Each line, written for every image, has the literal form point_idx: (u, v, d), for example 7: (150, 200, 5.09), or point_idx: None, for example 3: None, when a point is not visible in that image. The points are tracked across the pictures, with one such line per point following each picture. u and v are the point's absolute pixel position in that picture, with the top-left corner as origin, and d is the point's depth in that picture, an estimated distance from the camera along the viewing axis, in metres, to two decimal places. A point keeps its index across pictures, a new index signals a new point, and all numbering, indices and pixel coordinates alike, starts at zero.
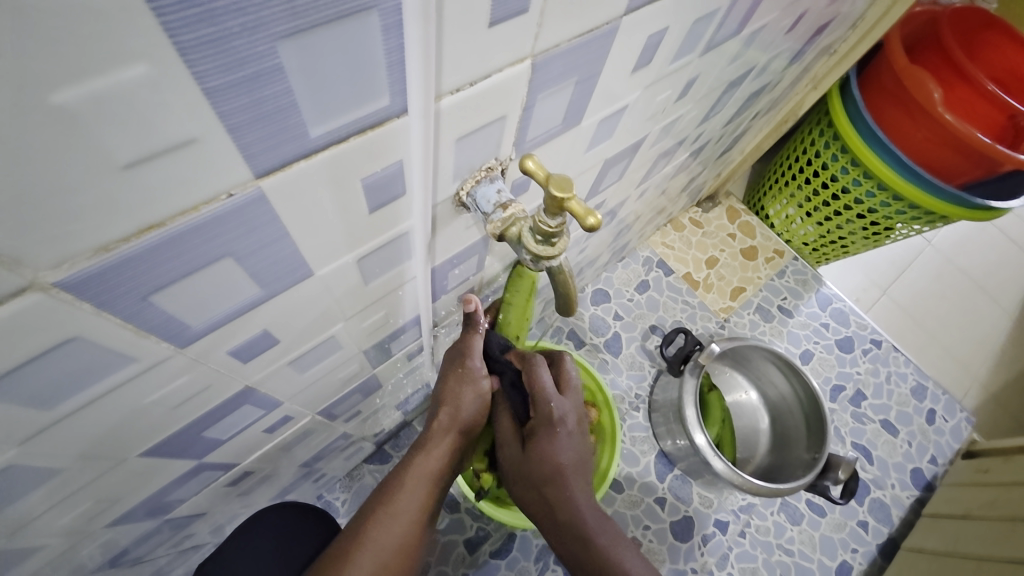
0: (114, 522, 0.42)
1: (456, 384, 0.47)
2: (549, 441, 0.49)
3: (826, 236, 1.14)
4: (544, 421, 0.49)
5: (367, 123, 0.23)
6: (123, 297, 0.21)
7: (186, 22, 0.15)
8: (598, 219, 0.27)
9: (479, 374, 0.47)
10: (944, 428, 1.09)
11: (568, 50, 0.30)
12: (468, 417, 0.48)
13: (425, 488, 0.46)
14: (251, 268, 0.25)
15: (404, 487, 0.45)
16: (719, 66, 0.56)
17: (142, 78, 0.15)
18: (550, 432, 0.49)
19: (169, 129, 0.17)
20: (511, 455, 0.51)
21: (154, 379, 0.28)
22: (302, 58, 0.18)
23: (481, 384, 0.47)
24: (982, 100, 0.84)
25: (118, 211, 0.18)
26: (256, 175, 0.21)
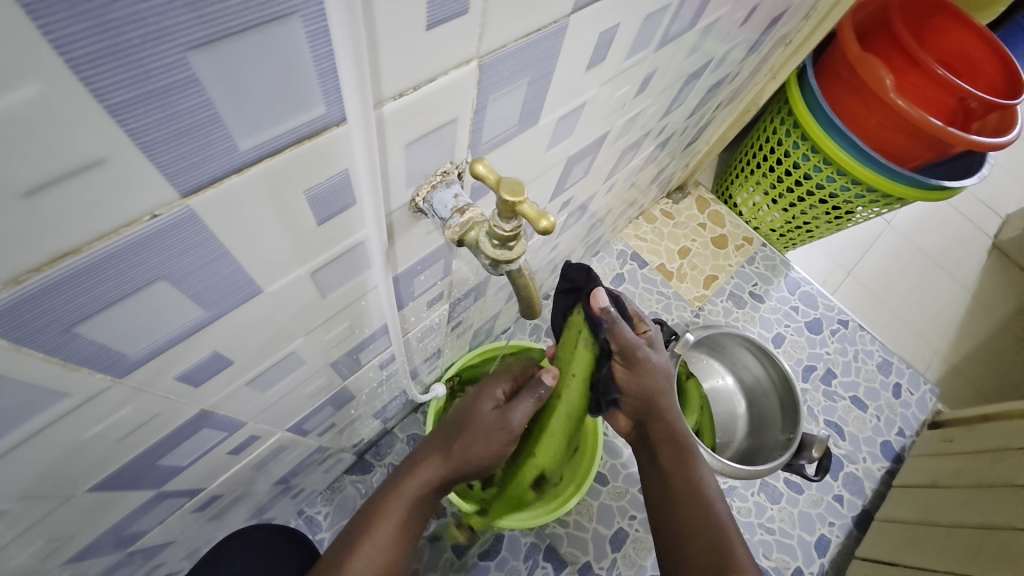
0: (72, 559, 0.40)
1: (474, 425, 0.54)
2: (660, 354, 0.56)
3: (792, 221, 1.17)
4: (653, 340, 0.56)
5: (304, 133, 0.22)
6: (43, 331, 0.20)
7: (76, 35, 0.13)
8: (551, 222, 0.27)
9: (495, 426, 0.54)
10: (910, 401, 1.14)
11: (516, 50, 0.29)
12: (471, 460, 0.54)
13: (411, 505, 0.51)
14: (191, 290, 0.24)
15: (395, 498, 0.51)
16: (678, 59, 0.56)
17: (34, 99, 0.14)
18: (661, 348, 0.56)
19: (72, 151, 0.15)
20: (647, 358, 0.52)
21: (95, 412, 0.26)
22: (218, 69, 0.17)
23: (494, 437, 0.54)
24: (931, 85, 0.87)
25: (25, 241, 0.17)
26: (182, 193, 0.19)
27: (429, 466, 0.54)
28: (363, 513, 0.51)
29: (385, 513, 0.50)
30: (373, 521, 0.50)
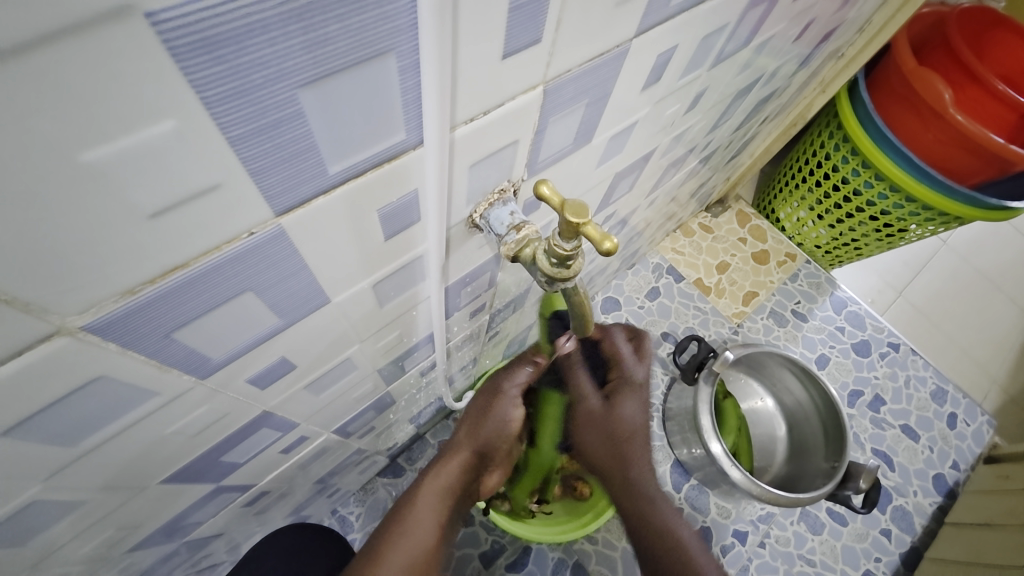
0: (135, 546, 0.43)
1: (485, 403, 0.53)
2: (631, 399, 0.49)
3: (839, 238, 1.13)
4: (628, 383, 0.50)
5: (384, 157, 0.23)
6: (146, 336, 0.21)
7: (210, 79, 0.15)
8: (614, 243, 0.27)
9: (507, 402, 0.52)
10: (966, 433, 1.07)
11: (579, 74, 0.30)
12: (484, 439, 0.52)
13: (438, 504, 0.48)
14: (270, 301, 0.26)
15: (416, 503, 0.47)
16: (729, 76, 0.55)
17: (168, 134, 0.15)
18: (635, 393, 0.50)
19: (191, 177, 0.17)
20: (595, 406, 0.49)
21: (176, 410, 0.28)
22: (321, 103, 0.18)
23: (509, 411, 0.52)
24: (991, 101, 0.83)
25: (143, 257, 0.18)
26: (276, 213, 0.21)
27: (445, 463, 0.50)
28: (379, 530, 0.46)
29: (413, 519, 0.46)
30: (397, 531, 0.45)
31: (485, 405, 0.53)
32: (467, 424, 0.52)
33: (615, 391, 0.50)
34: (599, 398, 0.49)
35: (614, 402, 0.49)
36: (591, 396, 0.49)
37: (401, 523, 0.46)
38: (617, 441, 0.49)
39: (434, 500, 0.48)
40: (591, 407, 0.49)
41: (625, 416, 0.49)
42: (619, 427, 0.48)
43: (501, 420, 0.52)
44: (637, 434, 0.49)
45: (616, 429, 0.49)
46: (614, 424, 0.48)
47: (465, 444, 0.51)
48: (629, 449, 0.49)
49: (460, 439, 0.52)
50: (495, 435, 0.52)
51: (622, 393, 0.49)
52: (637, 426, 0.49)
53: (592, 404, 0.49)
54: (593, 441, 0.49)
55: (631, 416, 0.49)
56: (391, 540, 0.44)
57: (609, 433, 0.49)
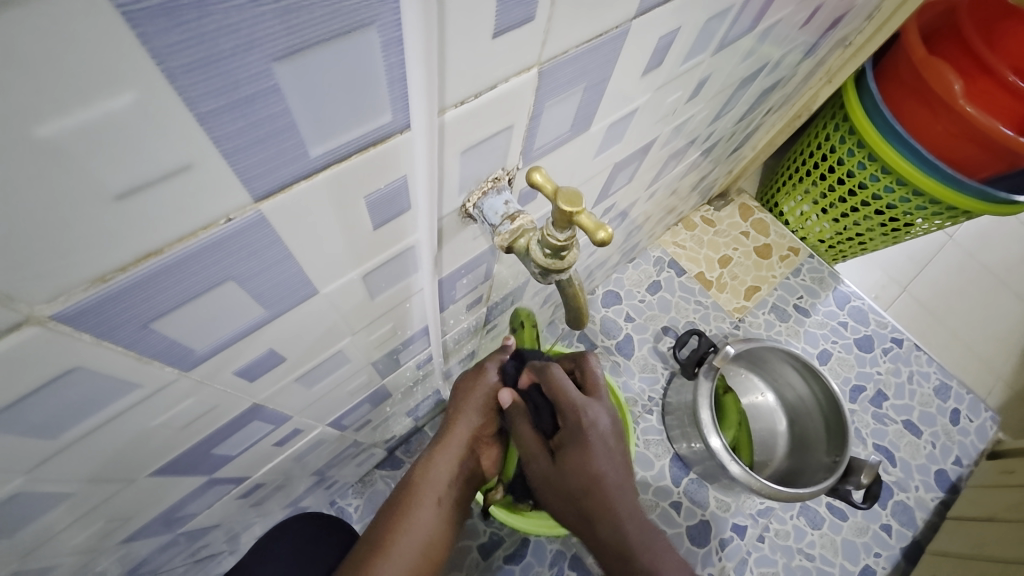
0: (128, 538, 0.42)
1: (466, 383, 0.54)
2: (586, 451, 0.48)
3: (843, 232, 1.11)
4: (580, 436, 0.48)
5: (369, 140, 0.22)
6: (123, 326, 0.21)
7: (174, 47, 0.14)
8: (608, 233, 0.26)
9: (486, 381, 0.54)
10: (968, 428, 1.06)
11: (575, 56, 0.29)
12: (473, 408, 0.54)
13: (434, 499, 0.49)
14: (255, 290, 0.25)
15: (417, 502, 0.48)
16: (732, 63, 0.54)
17: (131, 107, 0.14)
18: (583, 449, 0.48)
19: (160, 156, 0.16)
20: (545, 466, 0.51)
21: (160, 402, 0.27)
22: (299, 79, 0.17)
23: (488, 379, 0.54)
24: (1001, 92, 0.81)
25: (112, 242, 0.17)
26: (255, 198, 0.20)
27: (442, 450, 0.51)
28: (382, 518, 0.48)
29: (416, 506, 0.48)
30: (400, 522, 0.46)
31: (469, 388, 0.54)
32: (455, 405, 0.54)
33: (564, 445, 0.50)
34: (547, 456, 0.51)
35: (568, 457, 0.49)
36: (540, 455, 0.51)
37: (404, 513, 0.47)
38: (581, 492, 0.48)
39: (435, 488, 0.49)
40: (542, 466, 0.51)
41: (585, 468, 0.48)
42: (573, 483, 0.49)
43: (482, 404, 0.54)
44: (601, 486, 0.48)
45: (566, 488, 0.50)
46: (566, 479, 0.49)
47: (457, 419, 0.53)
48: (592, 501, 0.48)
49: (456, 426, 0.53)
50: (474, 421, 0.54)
51: (573, 447, 0.49)
52: (600, 477, 0.48)
53: (543, 461, 0.51)
54: (555, 492, 0.51)
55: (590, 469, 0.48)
56: (397, 530, 0.46)
57: (568, 489, 0.49)
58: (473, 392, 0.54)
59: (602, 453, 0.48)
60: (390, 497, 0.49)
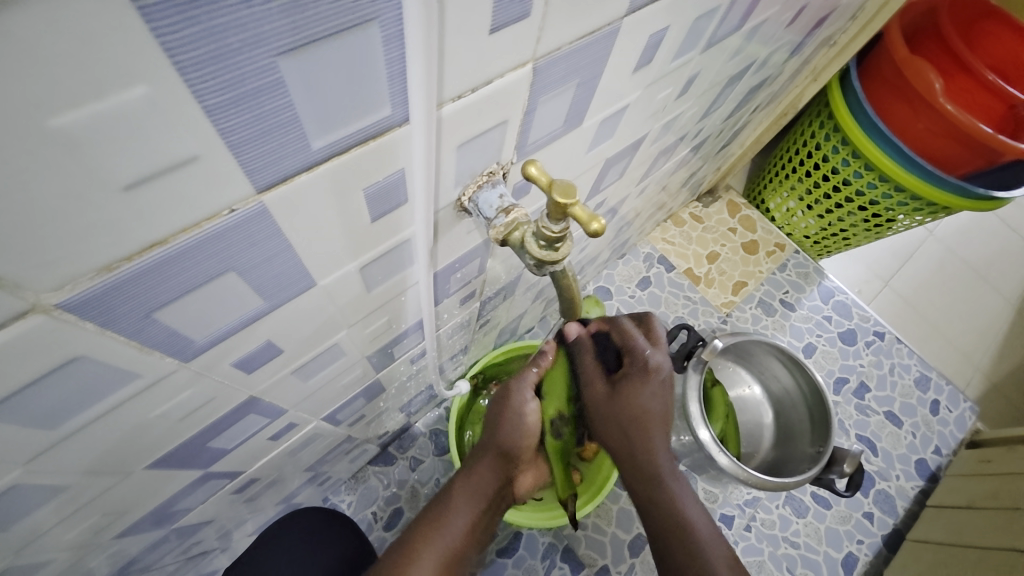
0: (121, 533, 0.42)
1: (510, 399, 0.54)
2: (646, 384, 0.49)
3: (828, 228, 1.14)
4: (641, 370, 0.50)
5: (369, 133, 0.22)
6: (125, 316, 0.21)
7: (183, 41, 0.14)
8: (602, 224, 0.27)
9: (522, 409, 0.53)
10: (948, 419, 1.10)
11: (569, 53, 0.29)
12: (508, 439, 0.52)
13: (470, 508, 0.49)
14: (254, 282, 0.25)
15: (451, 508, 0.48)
16: (720, 62, 0.55)
17: (141, 100, 0.15)
18: (648, 381, 0.49)
19: (168, 149, 0.16)
20: (600, 391, 0.50)
21: (160, 394, 0.28)
22: (302, 73, 0.18)
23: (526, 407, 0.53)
24: (980, 90, 0.84)
25: (118, 232, 0.18)
26: (258, 190, 0.20)
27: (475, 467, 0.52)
28: (421, 520, 0.48)
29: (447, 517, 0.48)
30: (436, 523, 0.47)
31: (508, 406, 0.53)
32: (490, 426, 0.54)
33: (625, 377, 0.50)
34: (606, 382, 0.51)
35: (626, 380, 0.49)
36: (596, 379, 0.51)
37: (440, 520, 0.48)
38: (633, 424, 0.49)
39: (469, 497, 0.50)
40: (598, 392, 0.51)
41: (639, 396, 0.49)
42: (630, 409, 0.49)
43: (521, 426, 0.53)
44: (650, 419, 0.49)
45: (629, 415, 0.49)
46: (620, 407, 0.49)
47: (496, 439, 0.53)
48: (642, 434, 0.49)
49: (494, 441, 0.53)
50: (517, 444, 0.53)
51: (637, 376, 0.49)
52: (653, 413, 0.49)
53: (600, 389, 0.50)
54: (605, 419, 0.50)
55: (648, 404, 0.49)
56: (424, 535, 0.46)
57: (622, 417, 0.49)
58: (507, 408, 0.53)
59: (660, 393, 0.49)
60: (430, 501, 0.50)
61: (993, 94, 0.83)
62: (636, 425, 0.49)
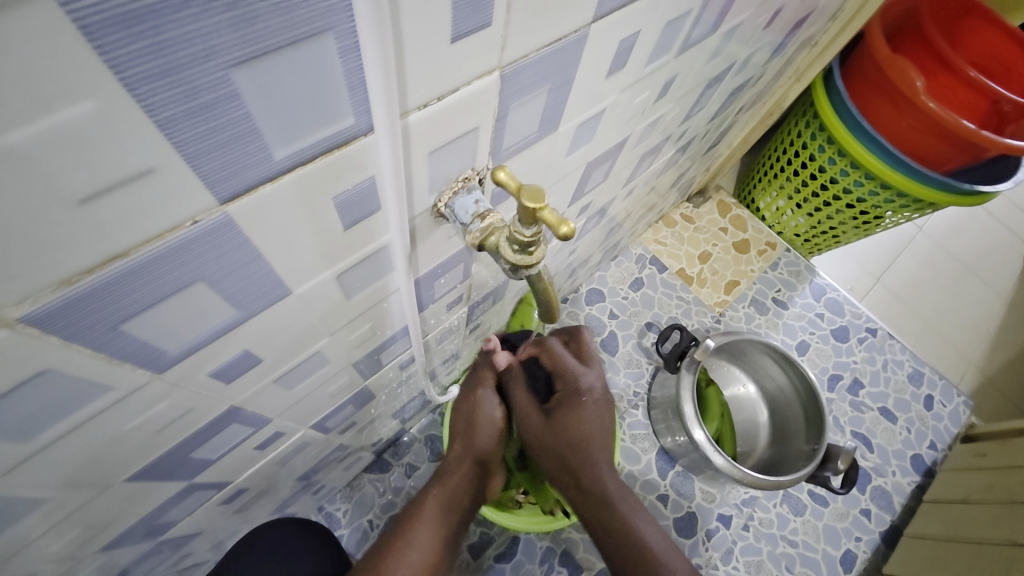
0: (107, 546, 0.42)
1: (470, 411, 0.59)
2: (581, 411, 0.52)
3: (818, 227, 1.14)
4: (574, 394, 0.52)
5: (334, 142, 0.23)
6: (92, 328, 0.21)
7: (131, 56, 0.14)
8: (570, 228, 0.27)
9: (491, 407, 0.58)
10: (943, 414, 1.10)
11: (538, 59, 0.30)
12: (477, 445, 0.59)
13: (439, 519, 0.54)
14: (225, 291, 0.25)
15: (420, 520, 0.53)
16: (699, 63, 0.56)
17: (91, 115, 0.15)
18: (582, 406, 0.52)
19: (123, 162, 0.17)
20: (536, 421, 0.54)
21: (135, 405, 0.28)
22: (257, 84, 0.18)
23: (494, 413, 0.58)
24: (964, 88, 0.84)
25: (79, 245, 0.18)
26: (221, 200, 0.21)
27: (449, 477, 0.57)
28: (394, 526, 0.53)
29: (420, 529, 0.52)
30: (410, 526, 0.52)
31: (471, 420, 0.59)
32: (460, 437, 0.59)
33: (560, 403, 0.53)
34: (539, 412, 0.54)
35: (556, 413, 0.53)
36: (530, 409, 0.54)
37: (412, 521, 0.52)
38: (568, 449, 0.53)
39: (439, 503, 0.55)
40: (534, 422, 0.54)
41: (577, 427, 0.52)
42: (563, 438, 0.53)
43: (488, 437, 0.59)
44: (588, 441, 0.52)
45: (564, 437, 0.52)
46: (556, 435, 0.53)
47: (465, 452, 0.59)
48: (577, 455, 0.53)
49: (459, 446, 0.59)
50: (486, 448, 0.60)
51: (569, 405, 0.52)
52: (587, 434, 0.52)
53: (536, 417, 0.54)
54: (539, 448, 0.55)
55: (585, 425, 0.52)
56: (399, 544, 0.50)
57: (557, 443, 0.53)
58: (478, 420, 0.58)
59: (593, 412, 0.52)
60: (403, 509, 0.55)
61: (976, 90, 0.84)
62: (569, 448, 0.53)
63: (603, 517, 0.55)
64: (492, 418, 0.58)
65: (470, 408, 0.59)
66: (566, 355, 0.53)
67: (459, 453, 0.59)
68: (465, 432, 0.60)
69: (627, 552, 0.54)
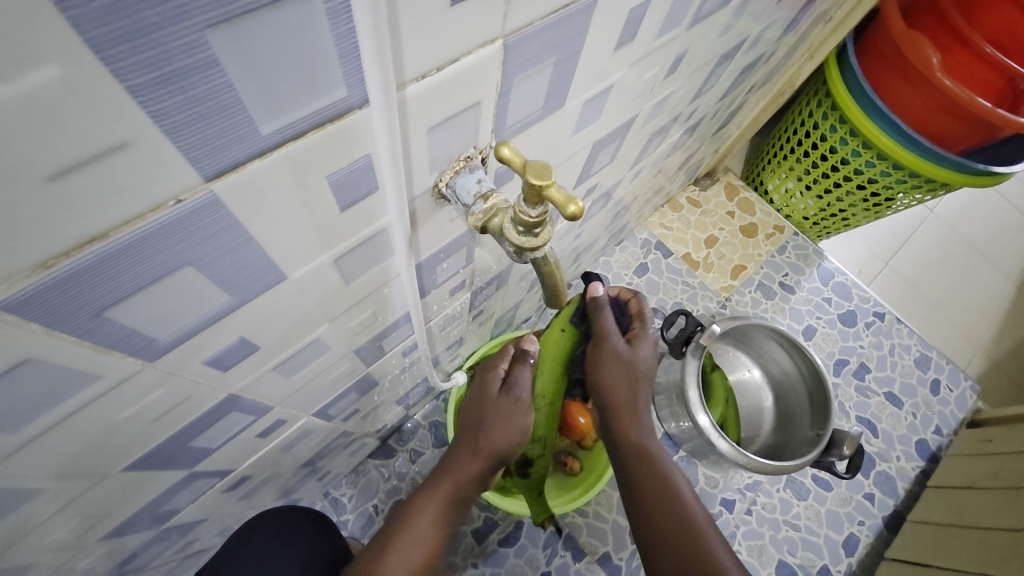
0: (110, 534, 0.42)
1: (502, 412, 0.54)
2: (646, 349, 0.56)
3: (827, 209, 1.12)
4: (645, 337, 0.57)
5: (326, 116, 0.21)
6: (74, 315, 0.20)
7: (93, 15, 0.13)
8: (579, 206, 0.26)
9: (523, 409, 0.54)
10: (949, 399, 1.09)
11: (543, 28, 0.28)
12: (498, 444, 0.53)
13: (443, 512, 0.50)
14: (216, 276, 0.24)
15: (420, 511, 0.49)
16: (711, 38, 0.54)
17: (54, 81, 0.14)
18: (648, 342, 0.57)
19: (94, 134, 0.15)
20: (618, 343, 0.54)
21: (127, 394, 0.27)
22: (238, 49, 0.16)
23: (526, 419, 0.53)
24: (981, 64, 0.81)
25: (51, 226, 0.17)
26: (205, 178, 0.19)
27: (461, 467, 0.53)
28: (395, 516, 0.50)
29: (421, 521, 0.48)
30: (407, 519, 0.49)
31: (499, 417, 0.54)
32: (483, 429, 0.54)
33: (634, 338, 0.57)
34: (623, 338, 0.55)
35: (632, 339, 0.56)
36: (615, 332, 0.54)
37: (411, 514, 0.49)
38: (633, 378, 0.54)
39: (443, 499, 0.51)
40: (615, 344, 0.54)
41: (635, 368, 0.55)
42: (639, 367, 0.55)
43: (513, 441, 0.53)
44: (643, 378, 0.55)
45: (633, 367, 0.55)
46: (635, 362, 0.54)
47: (478, 452, 0.53)
48: (635, 394, 0.55)
49: (478, 439, 0.54)
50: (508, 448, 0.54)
51: (642, 341, 0.56)
52: (647, 372, 0.55)
53: (619, 339, 0.54)
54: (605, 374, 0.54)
55: (643, 360, 0.55)
56: (399, 537, 0.47)
57: (628, 372, 0.54)
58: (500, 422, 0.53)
59: (651, 361, 0.57)
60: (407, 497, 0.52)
61: (993, 67, 0.81)
62: (636, 379, 0.55)
63: (649, 474, 0.52)
64: (522, 425, 0.53)
65: (512, 400, 0.54)
66: (647, 310, 0.59)
67: (478, 447, 0.53)
68: (488, 428, 0.54)
69: (670, 511, 0.50)
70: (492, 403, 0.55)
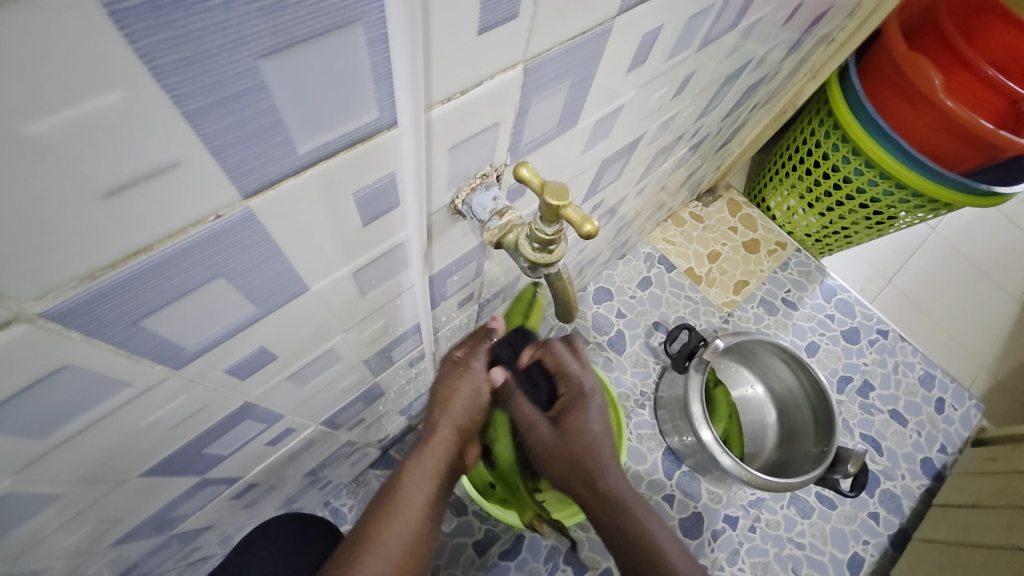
0: (119, 540, 0.42)
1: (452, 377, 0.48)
2: (585, 412, 0.53)
3: (829, 227, 1.13)
4: (579, 397, 0.53)
5: (358, 136, 0.22)
6: (112, 324, 0.21)
7: (162, 46, 0.14)
8: (594, 227, 0.27)
9: (479, 371, 0.48)
10: (952, 417, 1.09)
11: (561, 53, 0.29)
12: (460, 404, 0.47)
13: (424, 491, 0.46)
14: (244, 287, 0.25)
15: (400, 493, 0.45)
16: (717, 60, 0.55)
17: (120, 105, 0.15)
18: (585, 409, 0.53)
19: (149, 153, 0.16)
20: (546, 432, 0.53)
21: (152, 400, 0.27)
22: (284, 77, 0.17)
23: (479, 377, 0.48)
24: (982, 87, 0.83)
25: (103, 238, 0.17)
26: (244, 194, 0.20)
27: (427, 445, 0.47)
28: (372, 506, 0.45)
29: (399, 509, 0.44)
30: (388, 506, 0.44)
31: (453, 383, 0.47)
32: (438, 403, 0.47)
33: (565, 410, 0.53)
34: (548, 423, 0.54)
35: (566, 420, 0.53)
36: (540, 422, 0.53)
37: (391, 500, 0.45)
38: (579, 456, 0.53)
39: (417, 481, 0.46)
40: (544, 433, 0.53)
41: (579, 437, 0.53)
42: (580, 443, 0.53)
43: (468, 409, 0.47)
44: (596, 447, 0.53)
45: (572, 445, 0.53)
46: (570, 442, 0.53)
47: (441, 422, 0.47)
48: (590, 461, 0.53)
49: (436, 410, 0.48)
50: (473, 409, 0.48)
51: (574, 410, 0.53)
52: (593, 438, 0.53)
53: (546, 427, 0.53)
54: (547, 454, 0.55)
55: (585, 430, 0.53)
56: (384, 523, 0.43)
57: (571, 451, 0.53)
58: (457, 396, 0.47)
59: (595, 414, 0.54)
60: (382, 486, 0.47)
61: (994, 90, 0.82)
62: (584, 454, 0.53)
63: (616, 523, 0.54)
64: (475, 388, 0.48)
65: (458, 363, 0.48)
66: (569, 357, 0.53)
67: (438, 423, 0.47)
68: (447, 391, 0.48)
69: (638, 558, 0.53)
70: (445, 367, 0.49)
